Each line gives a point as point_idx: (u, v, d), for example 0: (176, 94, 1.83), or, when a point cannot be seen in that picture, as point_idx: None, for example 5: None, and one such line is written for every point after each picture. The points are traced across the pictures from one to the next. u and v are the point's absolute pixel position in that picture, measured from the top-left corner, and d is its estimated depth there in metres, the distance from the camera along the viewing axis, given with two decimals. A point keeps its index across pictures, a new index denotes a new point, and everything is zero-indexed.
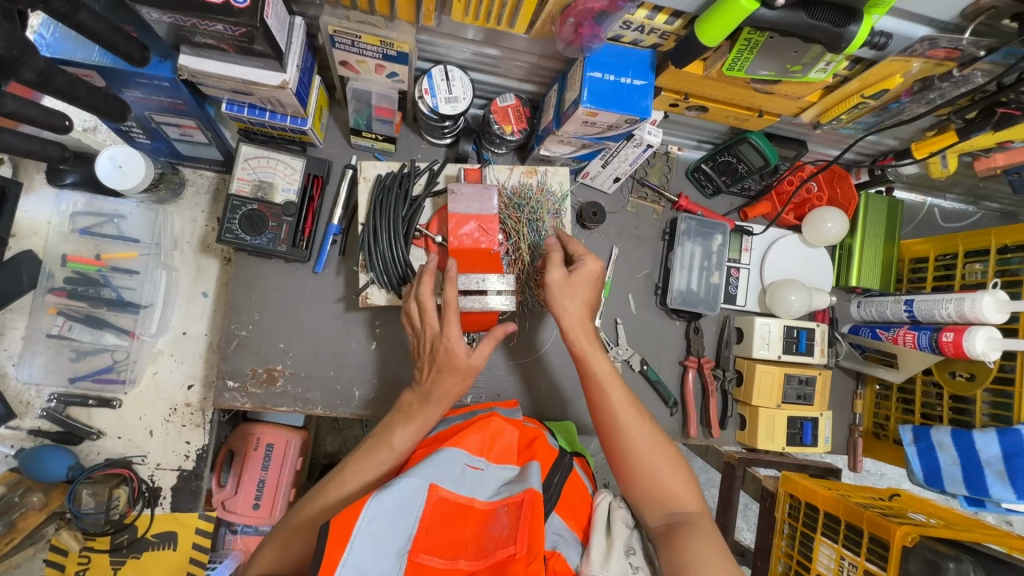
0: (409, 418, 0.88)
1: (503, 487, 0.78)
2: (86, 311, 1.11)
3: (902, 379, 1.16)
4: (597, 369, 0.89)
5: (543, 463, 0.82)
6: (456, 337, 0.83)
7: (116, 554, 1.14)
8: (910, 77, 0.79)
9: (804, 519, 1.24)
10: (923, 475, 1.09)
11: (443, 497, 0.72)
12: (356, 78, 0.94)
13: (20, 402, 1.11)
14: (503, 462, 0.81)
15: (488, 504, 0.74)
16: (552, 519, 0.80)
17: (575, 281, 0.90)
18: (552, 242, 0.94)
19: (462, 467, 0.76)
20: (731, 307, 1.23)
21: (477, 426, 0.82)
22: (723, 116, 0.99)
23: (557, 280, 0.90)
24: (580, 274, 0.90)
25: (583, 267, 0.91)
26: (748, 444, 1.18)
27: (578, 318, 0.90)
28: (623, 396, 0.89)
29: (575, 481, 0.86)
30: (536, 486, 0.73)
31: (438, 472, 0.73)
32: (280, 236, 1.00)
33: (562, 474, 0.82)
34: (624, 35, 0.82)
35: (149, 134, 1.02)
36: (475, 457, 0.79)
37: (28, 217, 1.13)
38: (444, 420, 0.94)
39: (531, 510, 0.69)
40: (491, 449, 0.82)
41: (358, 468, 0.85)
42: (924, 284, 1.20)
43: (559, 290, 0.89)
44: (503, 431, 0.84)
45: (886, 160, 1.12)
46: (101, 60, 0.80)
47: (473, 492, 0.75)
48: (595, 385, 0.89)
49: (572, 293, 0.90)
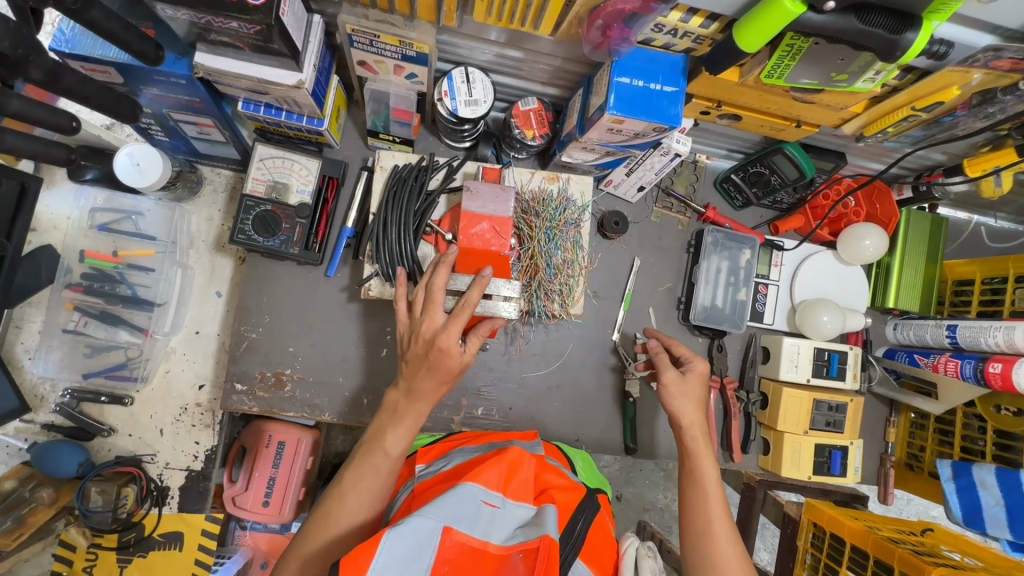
0: (397, 420, 0.83)
1: (519, 530, 0.71)
2: (101, 307, 1.11)
3: (941, 412, 1.08)
4: (703, 470, 0.89)
5: (565, 508, 0.77)
6: (449, 332, 0.78)
7: (123, 552, 1.14)
8: (968, 88, 0.72)
9: (828, 551, 1.18)
10: (962, 514, 1.03)
11: (457, 542, 0.66)
12: (374, 79, 0.91)
13: (35, 396, 1.12)
14: (520, 500, 0.75)
15: (503, 549, 0.68)
16: (576, 567, 0.74)
17: (688, 384, 0.93)
18: (657, 345, 1.00)
19: (478, 504, 0.71)
20: (758, 325, 1.17)
21: (495, 458, 0.77)
22: (758, 126, 0.94)
23: (672, 379, 0.92)
24: (695, 376, 0.94)
25: (692, 371, 0.95)
26: (771, 470, 1.13)
27: (691, 418, 0.91)
28: (721, 506, 0.86)
29: (601, 523, 0.81)
30: (553, 533, 0.67)
31: (452, 511, 0.67)
32: (292, 238, 0.98)
33: (585, 520, 0.77)
34: (655, 38, 0.77)
35: (168, 131, 1.01)
36: (492, 493, 0.73)
37: (49, 211, 1.14)
38: (461, 450, 0.89)
39: (547, 561, 0.64)
40: (508, 483, 0.76)
41: (358, 481, 0.80)
42: (969, 309, 1.12)
43: (675, 389, 0.92)
44: (522, 463, 0.78)
45: (932, 177, 1.05)
46: (119, 57, 0.79)
47: (487, 535, 0.69)
48: (695, 486, 0.88)
49: (687, 394, 0.92)
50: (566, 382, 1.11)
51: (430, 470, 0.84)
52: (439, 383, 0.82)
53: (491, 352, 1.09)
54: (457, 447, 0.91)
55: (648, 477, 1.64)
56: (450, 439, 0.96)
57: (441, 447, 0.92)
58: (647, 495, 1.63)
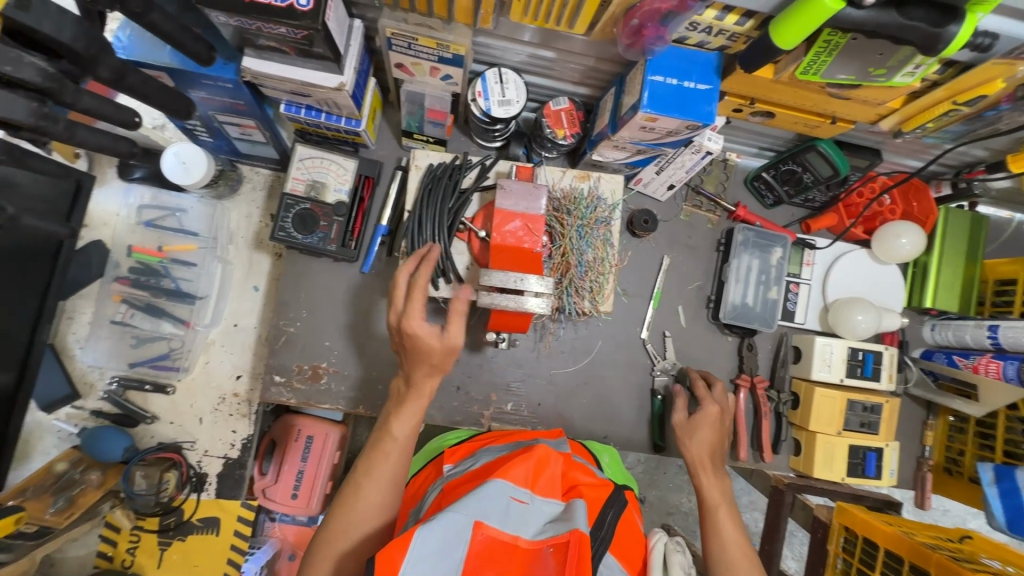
0: (400, 407, 0.84)
1: (548, 525, 0.71)
2: (147, 300, 1.17)
3: (982, 414, 1.06)
4: (711, 497, 0.92)
5: (593, 503, 0.77)
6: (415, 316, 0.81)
7: (163, 535, 1.19)
8: (1013, 81, 0.71)
9: (860, 556, 1.16)
10: (1005, 519, 0.99)
11: (488, 536, 0.67)
12: (410, 80, 0.94)
13: (85, 383, 1.18)
14: (548, 495, 0.74)
15: (533, 543, 0.69)
16: (607, 560, 0.74)
17: (694, 425, 0.99)
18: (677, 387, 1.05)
19: (507, 500, 0.70)
20: (789, 324, 1.16)
21: (521, 456, 0.76)
22: (791, 123, 0.93)
23: (680, 422, 1.00)
24: (703, 417, 0.99)
25: (704, 414, 1.00)
26: (803, 471, 1.11)
27: (703, 458, 0.95)
28: (737, 533, 0.88)
29: (630, 519, 0.81)
30: (584, 527, 0.67)
31: (482, 507, 0.68)
32: (329, 236, 1.02)
33: (614, 512, 0.77)
34: (689, 36, 0.78)
35: (212, 132, 1.06)
36: (521, 489, 0.72)
37: (99, 208, 1.20)
38: (489, 450, 0.88)
39: (579, 554, 0.64)
40: (536, 480, 0.75)
41: (370, 469, 0.80)
42: (1011, 310, 1.09)
43: (683, 430, 0.99)
44: (549, 460, 0.76)
45: (973, 173, 1.03)
46: (172, 62, 0.83)
47: (518, 530, 0.70)
48: (709, 517, 0.90)
49: (695, 433, 0.98)
50: (595, 379, 1.12)
51: (458, 470, 0.83)
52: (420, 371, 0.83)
53: (519, 348, 1.11)
54: (483, 446, 0.91)
55: (672, 479, 1.63)
56: (475, 440, 0.95)
57: (467, 447, 0.91)
58: (672, 497, 1.61)
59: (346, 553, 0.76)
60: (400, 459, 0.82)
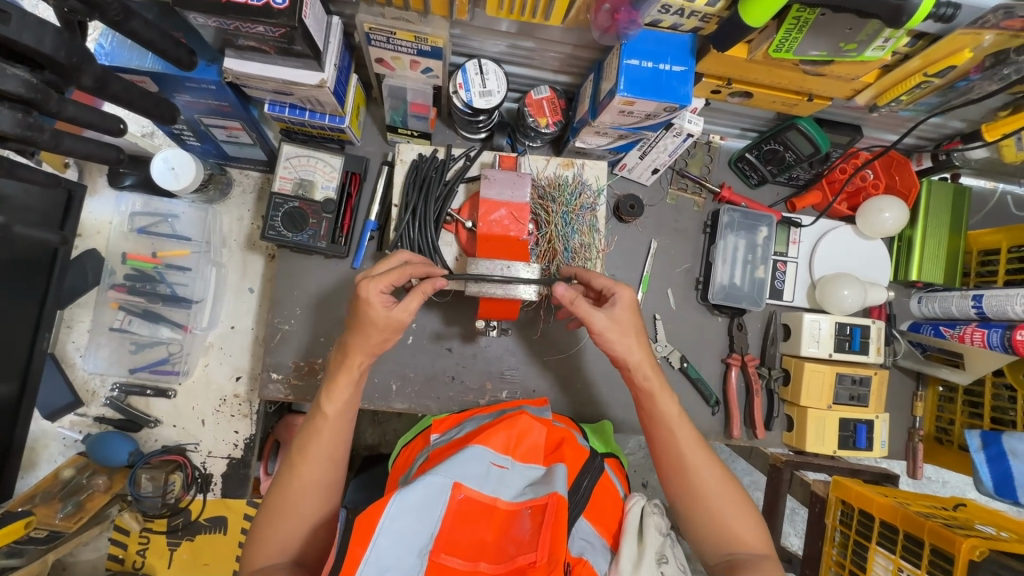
0: (333, 384, 0.84)
1: (527, 488, 0.83)
2: (144, 307, 1.18)
3: (968, 381, 1.08)
4: (665, 410, 0.88)
5: (572, 466, 0.88)
6: (377, 281, 0.79)
7: (172, 536, 1.21)
8: (981, 51, 0.72)
9: (857, 527, 1.14)
10: (993, 484, 1.01)
11: (467, 496, 0.79)
12: (391, 75, 0.95)
13: (87, 390, 1.19)
14: (529, 462, 0.86)
15: (512, 505, 0.80)
16: (580, 524, 0.84)
17: (623, 322, 0.84)
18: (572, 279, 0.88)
19: (487, 465, 0.83)
20: (777, 303, 1.18)
21: (503, 425, 0.88)
22: (769, 102, 0.94)
23: (605, 324, 0.83)
24: (625, 309, 0.84)
25: (618, 299, 0.85)
26: (796, 446, 1.13)
27: (637, 357, 0.86)
28: (690, 434, 0.89)
29: (606, 484, 0.91)
30: (561, 490, 0.77)
31: (462, 470, 0.79)
32: (320, 233, 1.03)
33: (590, 478, 0.87)
34: (663, 19, 0.79)
35: (199, 136, 1.07)
36: (501, 455, 0.85)
37: (93, 217, 1.22)
38: (473, 419, 0.99)
39: (553, 517, 0.74)
40: (517, 447, 0.87)
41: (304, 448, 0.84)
42: (995, 279, 1.10)
43: (613, 334, 0.84)
44: (530, 430, 0.88)
45: (952, 144, 1.04)
46: (154, 67, 0.84)
47: (497, 493, 0.81)
48: (665, 428, 0.88)
49: (624, 332, 0.84)
50: (587, 364, 1.14)
51: (444, 438, 0.94)
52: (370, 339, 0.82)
53: (512, 336, 1.12)
54: (469, 417, 1.01)
55: None
56: (463, 411, 1.05)
57: (455, 418, 1.01)
58: None
59: (285, 525, 0.82)
60: (334, 437, 0.85)
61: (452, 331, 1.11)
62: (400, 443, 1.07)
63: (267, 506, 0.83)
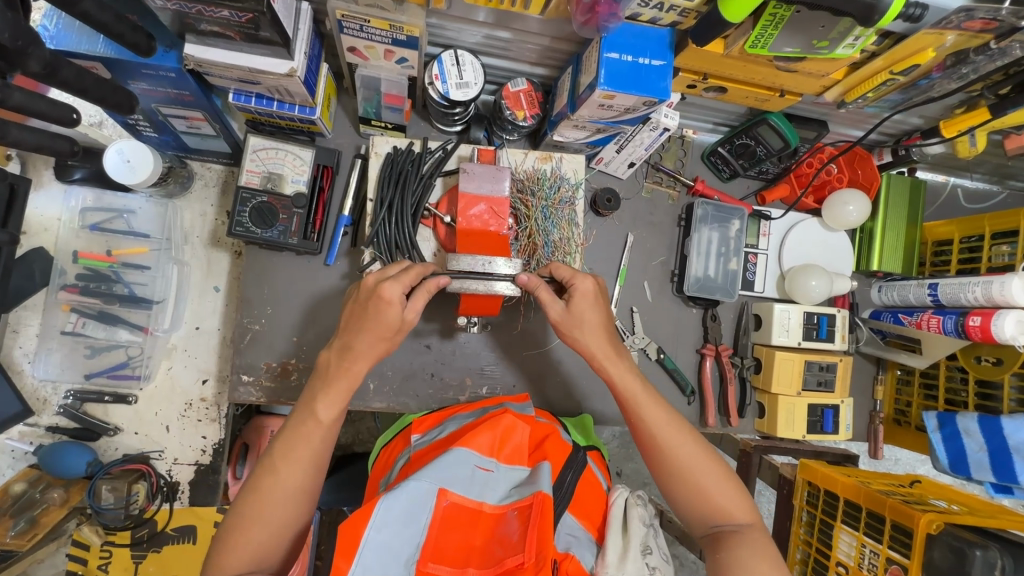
0: (329, 387, 0.80)
1: (513, 489, 0.83)
2: (99, 308, 1.12)
3: (925, 365, 1.13)
4: (628, 390, 0.86)
5: (555, 462, 0.87)
6: (396, 283, 0.78)
7: (137, 548, 1.16)
8: (943, 50, 0.76)
9: (823, 507, 1.15)
10: (948, 461, 1.07)
11: (453, 501, 0.78)
12: (365, 65, 0.92)
13: (38, 399, 1.12)
14: (513, 463, 0.85)
15: (498, 507, 0.80)
16: (565, 520, 0.84)
17: (577, 313, 0.86)
18: (525, 280, 0.84)
19: (473, 468, 0.82)
20: (750, 294, 1.21)
21: (488, 425, 0.86)
22: (742, 97, 0.96)
23: (560, 316, 0.86)
24: (580, 298, 0.85)
25: (576, 292, 0.86)
26: (767, 432, 1.17)
27: (598, 337, 0.86)
28: (658, 410, 0.86)
29: (588, 478, 0.90)
30: (546, 490, 0.77)
31: (446, 475, 0.78)
32: (290, 229, 0.98)
33: (573, 474, 0.86)
34: (642, 13, 0.79)
35: (156, 127, 1.00)
36: (486, 458, 0.84)
37: (39, 214, 1.14)
38: (455, 419, 0.97)
39: (539, 516, 0.74)
40: (501, 449, 0.86)
41: (290, 450, 0.78)
42: (948, 268, 1.17)
43: (567, 325, 0.86)
44: (514, 430, 0.87)
45: (911, 140, 1.09)
46: (106, 51, 0.79)
47: (483, 496, 0.81)
48: (633, 409, 0.86)
49: (581, 322, 0.86)
50: (563, 359, 1.14)
51: (426, 440, 0.92)
52: (379, 342, 0.79)
53: (491, 332, 1.11)
54: (451, 415, 0.99)
55: None
56: (444, 409, 1.03)
57: (436, 416, 0.99)
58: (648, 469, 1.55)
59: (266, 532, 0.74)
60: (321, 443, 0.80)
61: (431, 328, 1.09)
62: (379, 442, 1.05)
63: (237, 509, 0.76)
